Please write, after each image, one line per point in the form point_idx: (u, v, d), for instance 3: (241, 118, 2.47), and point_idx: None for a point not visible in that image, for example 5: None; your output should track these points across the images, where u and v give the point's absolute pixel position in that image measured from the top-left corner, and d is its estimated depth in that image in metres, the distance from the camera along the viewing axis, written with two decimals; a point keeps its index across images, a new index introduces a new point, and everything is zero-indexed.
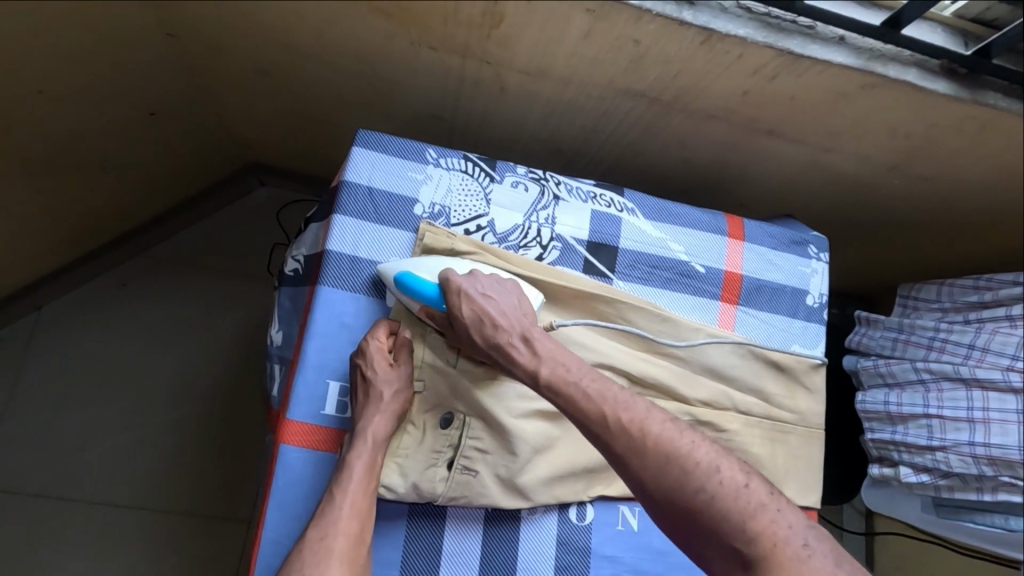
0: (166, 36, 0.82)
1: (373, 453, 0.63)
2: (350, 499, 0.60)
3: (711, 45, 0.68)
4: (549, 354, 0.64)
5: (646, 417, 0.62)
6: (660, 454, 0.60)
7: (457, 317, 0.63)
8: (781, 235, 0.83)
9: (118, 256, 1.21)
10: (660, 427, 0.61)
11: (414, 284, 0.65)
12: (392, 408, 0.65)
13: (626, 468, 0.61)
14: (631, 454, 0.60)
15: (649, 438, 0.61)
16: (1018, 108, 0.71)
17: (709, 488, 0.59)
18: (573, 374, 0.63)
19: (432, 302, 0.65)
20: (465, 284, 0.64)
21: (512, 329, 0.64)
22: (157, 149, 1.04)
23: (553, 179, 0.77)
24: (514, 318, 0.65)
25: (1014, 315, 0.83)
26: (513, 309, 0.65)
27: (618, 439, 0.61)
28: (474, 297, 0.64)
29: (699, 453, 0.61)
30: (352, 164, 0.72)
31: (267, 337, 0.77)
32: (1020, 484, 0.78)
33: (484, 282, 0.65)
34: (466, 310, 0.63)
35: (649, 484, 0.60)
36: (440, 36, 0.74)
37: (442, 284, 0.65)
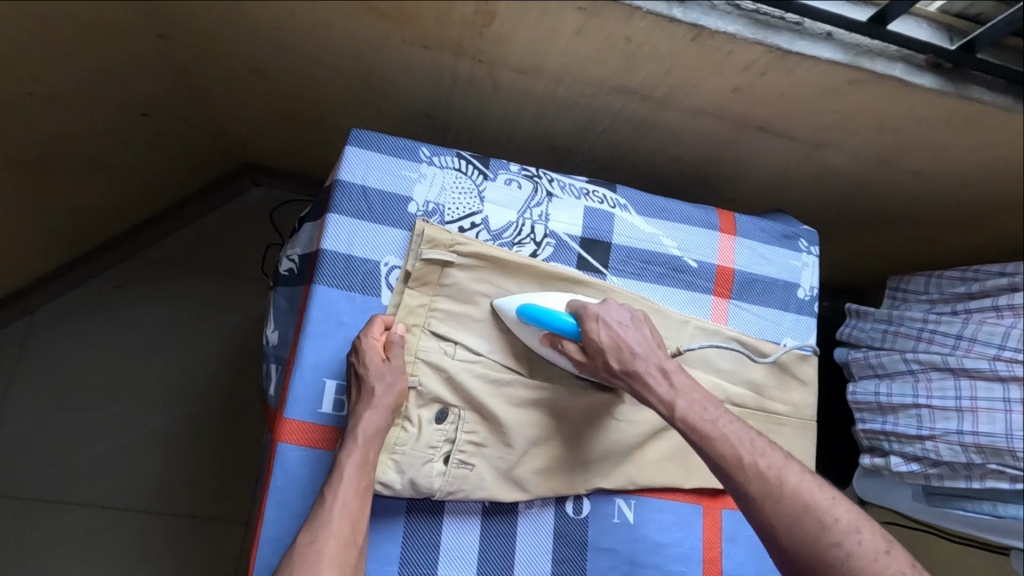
0: (158, 36, 0.81)
1: (365, 451, 0.62)
2: (341, 500, 0.59)
3: (702, 42, 0.69)
4: (686, 388, 0.66)
5: (784, 467, 0.63)
6: (797, 503, 0.62)
7: (596, 343, 0.66)
8: (772, 229, 0.83)
9: (112, 258, 1.21)
10: (797, 479, 0.63)
11: (544, 317, 0.67)
12: (386, 404, 0.63)
13: (756, 510, 0.62)
14: (764, 499, 0.62)
15: (787, 487, 0.62)
16: (1002, 102, 0.73)
17: (847, 547, 0.61)
18: (708, 411, 0.65)
19: (568, 333, 0.67)
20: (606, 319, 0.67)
21: (650, 360, 0.67)
22: (149, 150, 1.04)
23: (546, 176, 0.77)
24: (650, 349, 0.67)
25: (1000, 305, 0.84)
26: (648, 342, 0.68)
27: (753, 482, 0.62)
28: (610, 325, 0.67)
29: (838, 511, 0.62)
30: (346, 163, 0.72)
31: (263, 337, 0.76)
32: (1007, 471, 0.79)
33: (619, 313, 0.68)
34: (603, 338, 0.66)
35: (774, 527, 0.62)
36: (432, 35, 0.74)
37: (576, 312, 0.67)
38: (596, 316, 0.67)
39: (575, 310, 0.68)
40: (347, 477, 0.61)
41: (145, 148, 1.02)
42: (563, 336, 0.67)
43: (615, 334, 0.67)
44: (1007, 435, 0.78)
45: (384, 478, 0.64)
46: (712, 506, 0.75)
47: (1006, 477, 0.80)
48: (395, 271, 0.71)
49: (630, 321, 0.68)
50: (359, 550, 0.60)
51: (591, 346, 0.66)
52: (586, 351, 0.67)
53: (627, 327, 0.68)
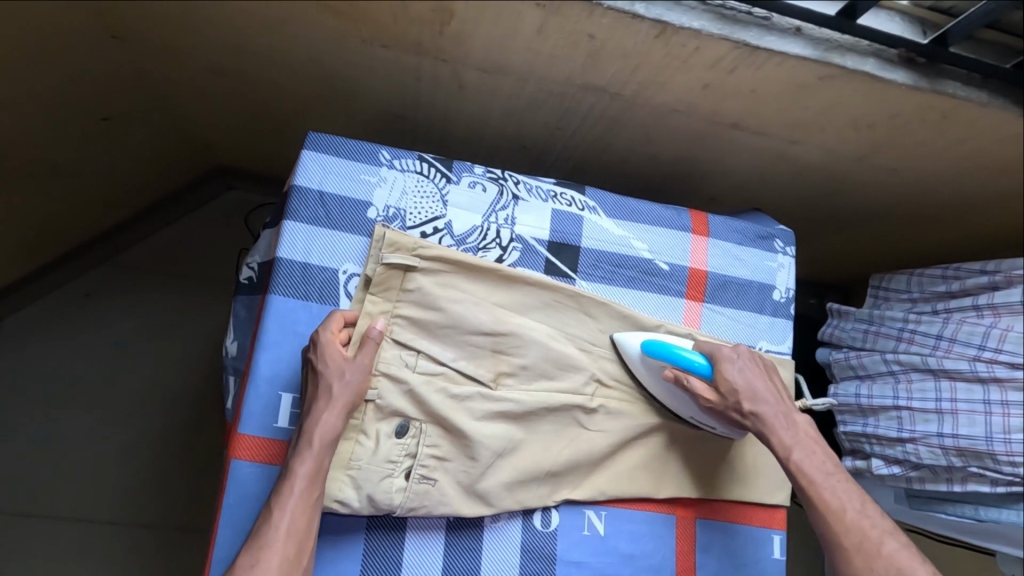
0: (111, 38, 0.78)
1: (319, 458, 0.59)
2: (289, 515, 0.57)
3: (666, 39, 0.66)
4: (805, 438, 0.68)
5: (887, 532, 0.65)
6: (890, 566, 0.63)
7: (730, 384, 0.68)
8: (746, 231, 0.82)
9: (82, 266, 1.17)
10: (897, 546, 0.64)
11: (674, 354, 0.68)
12: (341, 406, 0.61)
13: (847, 561, 0.64)
14: (856, 553, 0.64)
15: (885, 551, 0.64)
16: (977, 97, 0.71)
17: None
18: (823, 463, 0.67)
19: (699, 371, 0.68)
20: (739, 361, 0.69)
21: (776, 405, 0.69)
22: (114, 155, 1.01)
23: (511, 179, 0.75)
24: (778, 396, 0.70)
25: (980, 304, 0.82)
26: (776, 389, 0.70)
27: (851, 535, 0.64)
28: (743, 369, 0.69)
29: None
30: (303, 168, 0.70)
31: (222, 347, 0.74)
32: (988, 475, 0.77)
33: (750, 358, 0.70)
34: (737, 379, 0.68)
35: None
36: (392, 34, 0.71)
37: (708, 353, 0.70)
38: (729, 358, 0.69)
39: (708, 352, 0.70)
40: (297, 489, 0.58)
41: (109, 153, 0.99)
42: (691, 374, 0.69)
43: (747, 377, 0.69)
44: (987, 437, 0.76)
45: (340, 495, 0.62)
46: (684, 515, 0.74)
47: (987, 480, 0.78)
48: (354, 278, 0.69)
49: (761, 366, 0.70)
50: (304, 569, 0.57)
51: (723, 386, 0.68)
52: (716, 390, 0.69)
53: (759, 371, 0.70)
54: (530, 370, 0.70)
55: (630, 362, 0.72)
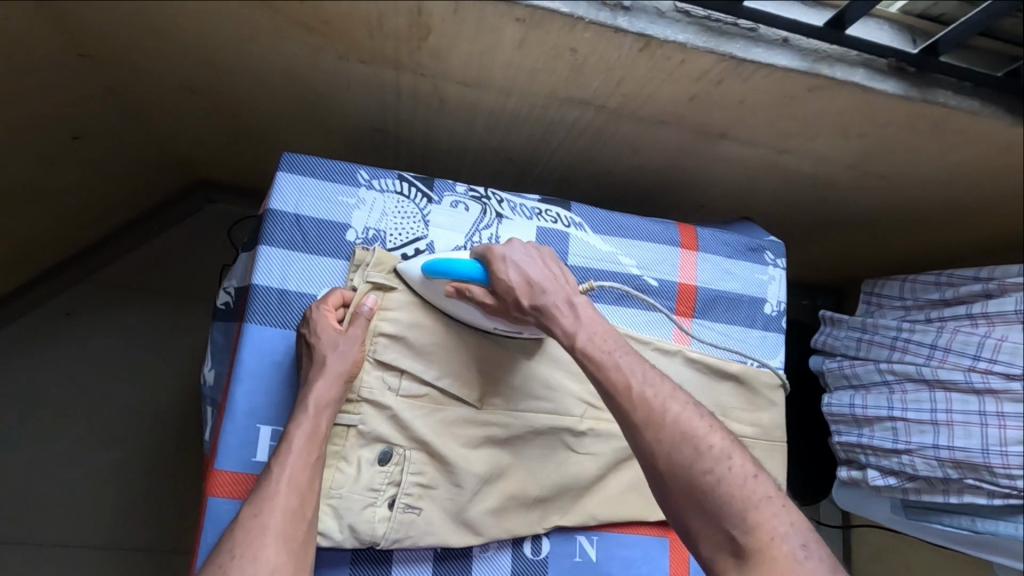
0: (78, 56, 0.76)
1: (316, 420, 0.58)
2: (290, 472, 0.55)
3: (651, 52, 0.65)
4: (590, 321, 0.62)
5: (669, 396, 0.58)
6: (676, 431, 0.56)
7: (505, 283, 0.61)
8: (736, 243, 0.80)
9: (60, 283, 1.10)
10: (680, 408, 0.58)
11: (445, 265, 0.63)
12: (338, 371, 0.60)
13: (637, 440, 0.57)
14: (647, 427, 0.57)
15: (669, 415, 0.57)
16: (969, 106, 0.69)
17: (718, 472, 0.55)
18: (606, 342, 0.61)
19: (472, 277, 0.63)
20: (509, 252, 0.63)
21: (557, 293, 0.63)
22: (90, 174, 0.97)
23: (495, 197, 0.74)
24: (558, 285, 0.63)
25: (974, 313, 0.80)
26: (555, 275, 0.64)
27: (637, 409, 0.57)
28: (516, 264, 0.62)
29: (714, 437, 0.57)
30: (279, 191, 0.68)
31: (200, 376, 0.72)
32: (985, 487, 0.76)
33: (528, 252, 0.64)
34: (512, 276, 0.62)
35: (653, 456, 0.56)
36: (368, 50, 0.69)
37: (481, 254, 0.64)
38: (502, 255, 0.63)
39: (481, 255, 0.64)
40: (298, 447, 0.57)
41: (84, 173, 0.96)
42: (470, 281, 0.63)
43: (524, 272, 0.62)
44: (983, 450, 0.75)
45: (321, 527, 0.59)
46: (678, 538, 0.73)
47: (984, 493, 0.76)
48: None
49: (539, 257, 0.64)
50: (310, 525, 0.56)
51: (500, 287, 0.62)
52: (495, 294, 0.63)
53: (539, 265, 0.64)
54: (517, 392, 0.68)
55: (416, 287, 0.66)
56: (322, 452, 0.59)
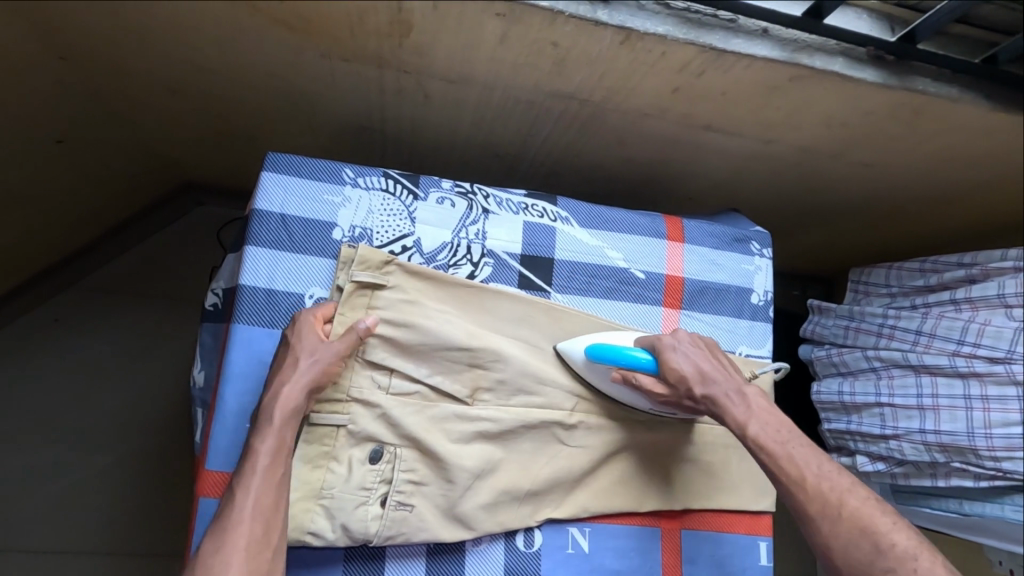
0: (59, 59, 0.75)
1: (281, 435, 0.57)
2: (254, 495, 0.54)
3: (631, 45, 0.65)
4: (760, 411, 0.66)
5: (847, 490, 0.62)
6: (854, 526, 0.60)
7: (677, 371, 0.66)
8: (722, 234, 0.81)
9: (46, 291, 1.08)
10: (860, 502, 0.61)
11: (608, 351, 0.67)
12: (305, 383, 0.59)
13: (812, 530, 0.61)
14: (822, 519, 0.61)
15: (847, 509, 0.61)
16: (948, 93, 0.70)
17: (901, 573, 0.58)
18: (778, 433, 0.65)
19: (642, 364, 0.67)
20: (678, 343, 0.67)
21: (727, 383, 0.67)
22: (77, 179, 0.97)
23: (481, 192, 0.74)
24: (727, 375, 0.67)
25: (958, 298, 0.81)
26: (723, 367, 0.68)
27: (812, 501, 0.61)
28: (688, 355, 0.67)
29: (897, 536, 0.60)
30: (264, 191, 0.68)
31: (190, 378, 0.72)
32: (971, 470, 0.76)
33: (693, 342, 0.69)
34: (684, 365, 0.66)
35: (830, 549, 0.60)
36: (350, 48, 0.69)
37: (652, 345, 0.68)
38: (672, 346, 0.67)
39: (649, 345, 0.68)
40: (261, 467, 0.55)
41: (71, 178, 0.95)
42: (637, 370, 0.67)
43: (695, 362, 0.67)
44: (968, 433, 0.75)
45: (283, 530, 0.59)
46: (670, 528, 0.73)
47: (970, 476, 0.77)
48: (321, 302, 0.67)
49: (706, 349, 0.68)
50: (276, 551, 0.54)
51: (671, 376, 0.66)
52: (665, 381, 0.67)
53: (705, 355, 0.68)
54: (508, 387, 0.68)
55: (577, 369, 0.70)
56: (288, 471, 0.57)
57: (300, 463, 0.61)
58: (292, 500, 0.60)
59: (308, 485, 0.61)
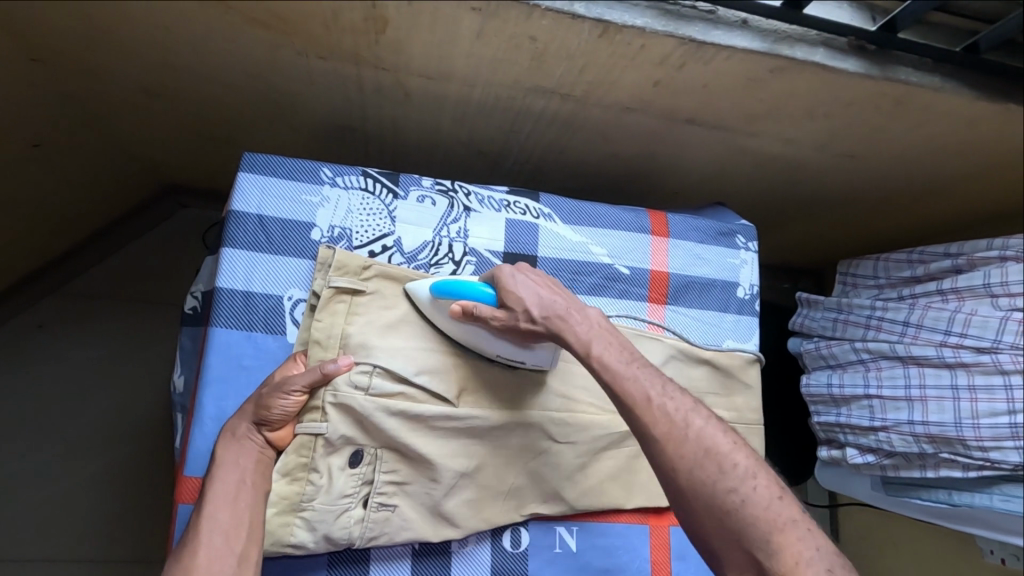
0: (30, 61, 0.74)
1: (236, 448, 0.59)
2: (211, 507, 0.56)
3: (610, 37, 0.64)
4: (602, 331, 0.64)
5: (690, 411, 0.60)
6: (699, 447, 0.58)
7: (515, 297, 0.62)
8: (707, 228, 0.81)
9: (29, 297, 1.07)
10: (703, 423, 0.60)
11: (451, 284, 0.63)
12: (250, 411, 0.59)
13: (658, 455, 0.58)
14: (666, 441, 0.58)
15: (692, 431, 0.59)
16: (930, 83, 0.69)
17: (742, 492, 0.57)
18: (620, 352, 0.63)
19: (480, 293, 0.63)
20: (516, 269, 0.64)
21: (567, 305, 0.64)
22: (55, 183, 0.95)
23: (462, 190, 0.73)
24: (569, 302, 0.64)
25: (945, 289, 0.81)
26: (564, 291, 0.66)
27: (657, 423, 0.59)
28: (526, 281, 0.64)
29: (738, 456, 0.59)
30: (241, 192, 0.67)
31: (170, 383, 0.71)
32: (959, 460, 0.76)
33: (532, 271, 0.66)
34: (523, 291, 0.63)
35: (675, 472, 0.58)
36: (326, 45, 0.68)
37: (491, 276, 0.65)
38: (510, 273, 0.64)
39: (490, 278, 0.65)
40: (220, 479, 0.57)
41: (48, 182, 0.94)
42: (477, 301, 0.63)
43: (533, 288, 0.64)
44: (956, 423, 0.75)
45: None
46: (659, 524, 0.73)
47: (959, 466, 0.76)
48: (300, 304, 0.66)
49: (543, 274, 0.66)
50: (242, 559, 0.55)
51: (511, 300, 0.63)
52: (502, 308, 0.63)
53: (545, 282, 0.65)
54: (494, 388, 0.67)
55: (426, 311, 0.66)
56: (252, 487, 0.58)
57: (279, 477, 0.60)
58: (271, 515, 0.59)
59: (286, 497, 0.60)
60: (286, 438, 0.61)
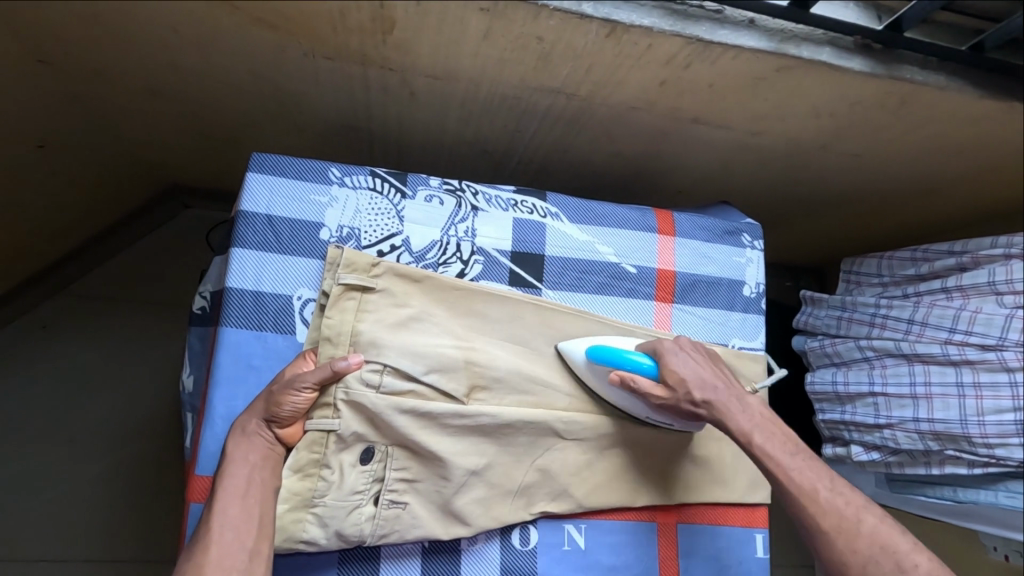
0: (37, 62, 0.74)
1: (247, 447, 0.59)
2: (221, 503, 0.56)
3: (617, 37, 0.64)
4: (761, 418, 0.67)
5: (864, 507, 0.64)
6: (873, 543, 0.62)
7: (680, 377, 0.65)
8: (713, 227, 0.81)
9: (34, 298, 1.07)
10: (877, 520, 0.64)
11: (608, 355, 0.66)
12: (260, 409, 0.60)
13: (828, 546, 0.63)
14: (837, 535, 0.63)
15: (864, 527, 0.63)
16: (935, 82, 0.69)
17: None
18: (784, 443, 0.67)
19: (646, 370, 0.66)
20: (682, 348, 0.68)
21: (728, 390, 0.67)
22: (60, 184, 0.95)
23: (469, 189, 0.73)
24: (729, 383, 0.68)
25: (949, 287, 0.81)
26: (722, 373, 0.69)
27: (827, 517, 0.63)
28: (691, 360, 0.67)
29: (918, 556, 0.62)
30: (249, 192, 0.67)
31: (179, 383, 0.71)
32: (964, 457, 0.76)
33: (693, 346, 0.69)
34: (687, 370, 0.66)
35: (848, 567, 0.62)
36: (333, 45, 0.68)
37: (652, 350, 0.68)
38: (673, 351, 0.67)
39: (650, 349, 0.68)
40: (230, 476, 0.57)
41: (53, 183, 0.94)
42: (636, 374, 0.66)
43: (694, 367, 0.67)
44: (961, 421, 0.75)
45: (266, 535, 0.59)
46: (666, 522, 0.73)
47: (964, 463, 0.77)
48: (309, 304, 0.66)
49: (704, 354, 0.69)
50: (253, 554, 0.55)
51: (672, 380, 0.66)
52: (665, 384, 0.66)
53: (704, 360, 0.68)
54: (504, 385, 0.67)
55: (577, 370, 0.70)
56: (262, 484, 0.58)
57: (290, 472, 0.60)
58: (282, 511, 0.59)
59: (298, 493, 0.60)
60: (295, 435, 0.61)
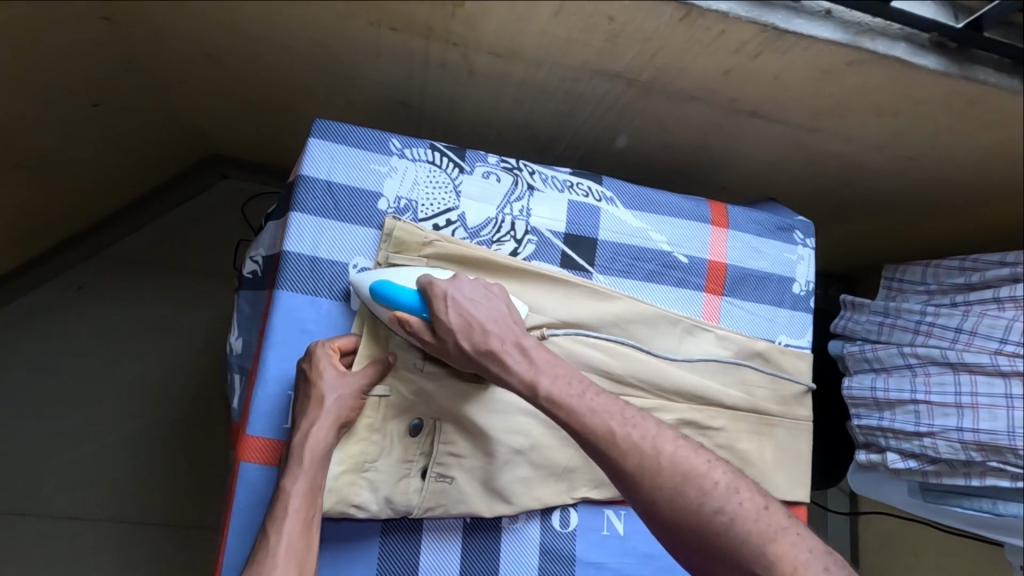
0: (102, 18, 0.73)
1: (312, 476, 0.57)
2: (286, 539, 0.55)
3: (691, 21, 0.63)
4: (547, 364, 0.59)
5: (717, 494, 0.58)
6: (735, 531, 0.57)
7: (444, 324, 0.58)
8: (766, 222, 0.80)
9: (72, 257, 1.09)
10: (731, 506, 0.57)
11: (391, 293, 0.59)
12: (332, 420, 0.58)
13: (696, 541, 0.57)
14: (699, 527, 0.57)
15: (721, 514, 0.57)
16: (1008, 84, 0.68)
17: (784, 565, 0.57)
18: (572, 387, 0.58)
19: (410, 310, 0.59)
20: (451, 289, 0.59)
21: (507, 338, 0.59)
22: (105, 143, 0.95)
23: (527, 168, 0.73)
24: (505, 326, 0.60)
25: (1002, 297, 0.79)
26: (506, 318, 0.60)
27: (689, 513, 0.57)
28: (458, 303, 0.59)
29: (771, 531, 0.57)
30: (310, 157, 0.67)
31: (227, 344, 0.73)
32: (1008, 469, 0.75)
33: (472, 287, 0.60)
34: (452, 315, 0.58)
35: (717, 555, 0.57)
36: (401, 17, 0.68)
37: (422, 286, 0.59)
38: (445, 293, 0.59)
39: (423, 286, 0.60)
40: (294, 510, 0.56)
41: (99, 143, 0.94)
42: (410, 313, 0.59)
43: (465, 311, 0.59)
44: (1009, 432, 0.74)
45: None
46: None
47: (1007, 475, 0.76)
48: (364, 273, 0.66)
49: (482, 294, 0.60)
50: None
51: (440, 327, 0.58)
52: (433, 332, 0.59)
53: (484, 303, 0.60)
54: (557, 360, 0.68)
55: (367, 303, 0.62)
56: (316, 516, 0.57)
57: (344, 436, 0.61)
58: (337, 473, 0.60)
59: (352, 456, 0.61)
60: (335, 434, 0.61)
